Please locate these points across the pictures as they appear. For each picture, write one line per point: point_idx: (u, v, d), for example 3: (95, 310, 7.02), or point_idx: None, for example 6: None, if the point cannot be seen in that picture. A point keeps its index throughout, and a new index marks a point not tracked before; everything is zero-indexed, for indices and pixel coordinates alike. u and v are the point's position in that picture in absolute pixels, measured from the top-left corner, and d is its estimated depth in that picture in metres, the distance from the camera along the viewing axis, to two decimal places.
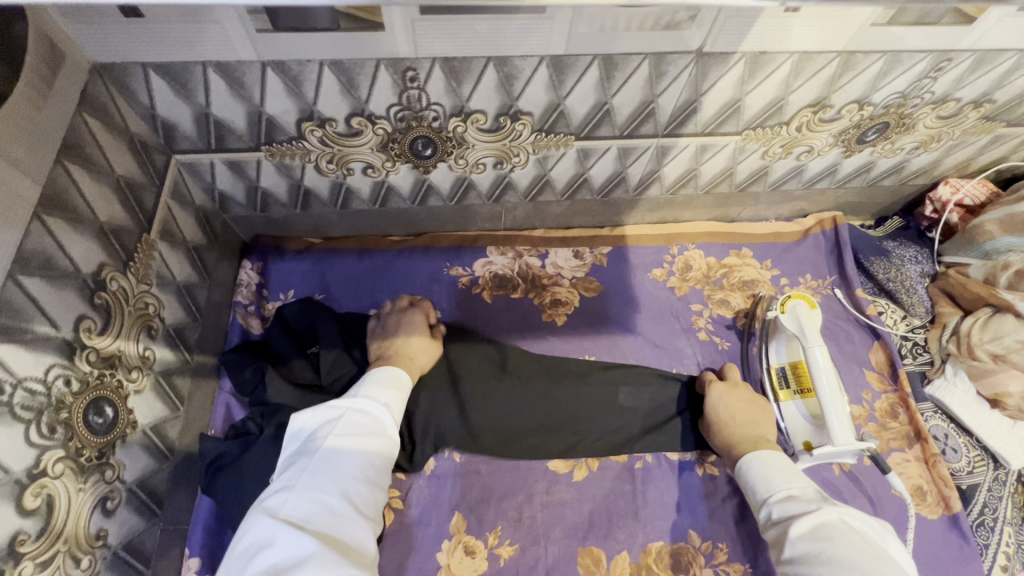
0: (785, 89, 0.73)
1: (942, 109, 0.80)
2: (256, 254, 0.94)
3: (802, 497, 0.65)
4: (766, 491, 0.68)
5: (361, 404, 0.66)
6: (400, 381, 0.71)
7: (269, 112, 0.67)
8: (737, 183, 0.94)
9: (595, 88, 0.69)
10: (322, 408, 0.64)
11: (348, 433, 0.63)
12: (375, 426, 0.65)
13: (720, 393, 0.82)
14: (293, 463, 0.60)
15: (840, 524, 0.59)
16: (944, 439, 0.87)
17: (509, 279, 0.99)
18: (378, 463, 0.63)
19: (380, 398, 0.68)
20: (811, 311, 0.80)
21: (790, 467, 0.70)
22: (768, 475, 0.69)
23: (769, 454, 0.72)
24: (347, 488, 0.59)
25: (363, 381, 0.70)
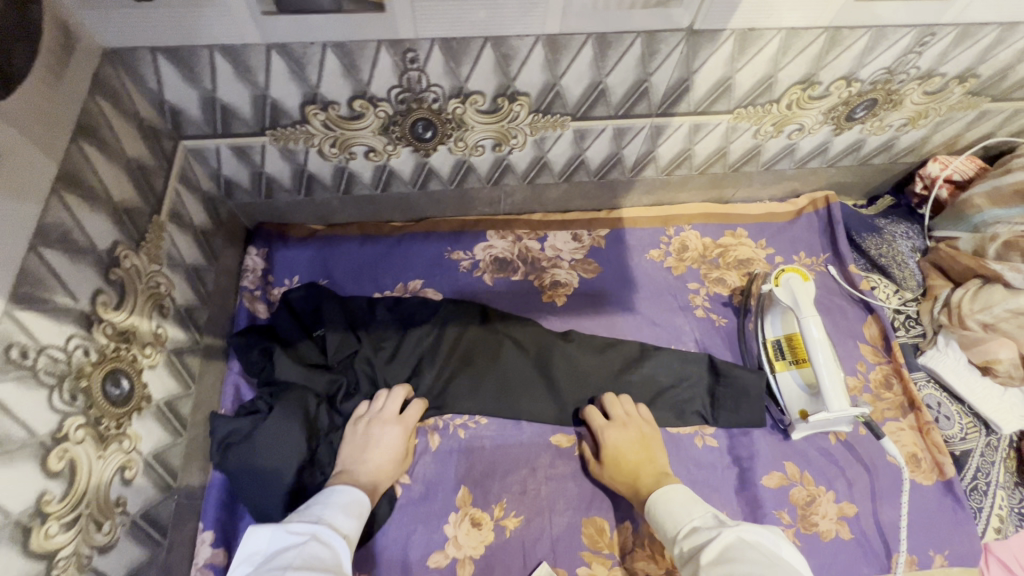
0: (774, 66, 0.75)
1: (928, 84, 0.82)
2: (261, 241, 0.96)
3: (704, 527, 0.65)
4: (675, 527, 0.67)
5: (323, 533, 0.62)
6: (361, 508, 0.70)
7: (274, 95, 0.69)
8: (730, 163, 0.96)
9: (589, 68, 0.71)
10: (284, 532, 0.61)
11: (305, 559, 0.57)
12: (334, 560, 0.60)
13: (613, 436, 0.80)
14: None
15: (737, 543, 0.58)
16: (937, 407, 0.89)
17: (509, 262, 1.01)
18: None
19: (341, 532, 0.66)
20: (804, 284, 0.82)
21: (690, 504, 0.70)
22: (674, 509, 0.69)
23: (673, 489, 0.73)
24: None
25: (327, 505, 0.68)
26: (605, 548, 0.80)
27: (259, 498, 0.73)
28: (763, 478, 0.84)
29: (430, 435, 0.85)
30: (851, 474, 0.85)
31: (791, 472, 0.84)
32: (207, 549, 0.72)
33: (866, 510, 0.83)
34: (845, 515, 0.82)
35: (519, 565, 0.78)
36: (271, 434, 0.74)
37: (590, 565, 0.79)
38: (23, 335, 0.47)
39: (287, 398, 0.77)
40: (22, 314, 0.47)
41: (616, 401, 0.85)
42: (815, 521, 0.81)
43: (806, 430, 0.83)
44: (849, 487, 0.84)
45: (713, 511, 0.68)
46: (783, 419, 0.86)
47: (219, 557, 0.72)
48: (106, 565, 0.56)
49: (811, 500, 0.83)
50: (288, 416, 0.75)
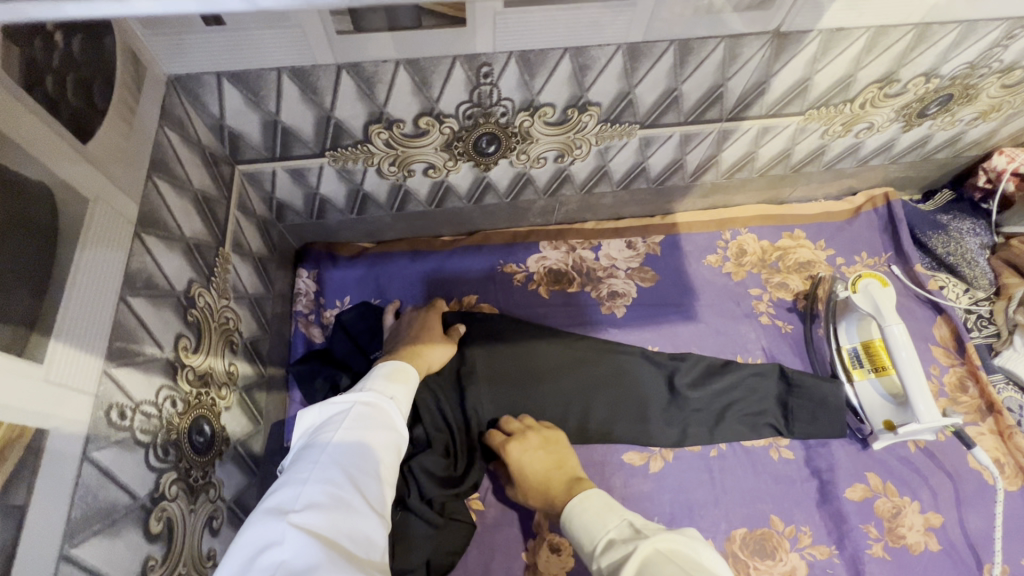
0: (855, 65, 0.72)
1: (1007, 77, 0.79)
2: (311, 262, 0.93)
3: (618, 541, 0.56)
4: (591, 541, 0.59)
5: (370, 395, 0.59)
6: (408, 374, 0.66)
7: (338, 116, 0.66)
8: (792, 164, 0.93)
9: (666, 74, 0.68)
10: (328, 403, 0.57)
11: (356, 424, 0.55)
12: (384, 418, 0.58)
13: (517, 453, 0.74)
14: (298, 462, 0.52)
15: (658, 559, 0.50)
16: (1018, 410, 0.87)
17: (564, 274, 0.98)
18: (388, 457, 0.55)
19: (390, 392, 0.61)
20: (884, 290, 0.80)
21: (592, 518, 0.60)
22: (585, 522, 0.61)
23: (584, 498, 0.63)
24: (353, 476, 0.50)
25: (371, 378, 0.63)
26: None
27: None
28: (846, 490, 0.82)
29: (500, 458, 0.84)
30: (935, 483, 0.82)
31: (874, 484, 0.82)
32: None
33: (953, 520, 0.80)
34: (932, 526, 0.80)
35: None
36: None
37: None
38: (119, 394, 0.44)
39: None
40: (117, 371, 0.44)
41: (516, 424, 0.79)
42: (902, 533, 0.79)
43: (888, 442, 0.80)
44: (934, 497, 0.81)
45: (629, 515, 0.59)
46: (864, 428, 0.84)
47: None
48: None
49: (897, 511, 0.80)
50: None
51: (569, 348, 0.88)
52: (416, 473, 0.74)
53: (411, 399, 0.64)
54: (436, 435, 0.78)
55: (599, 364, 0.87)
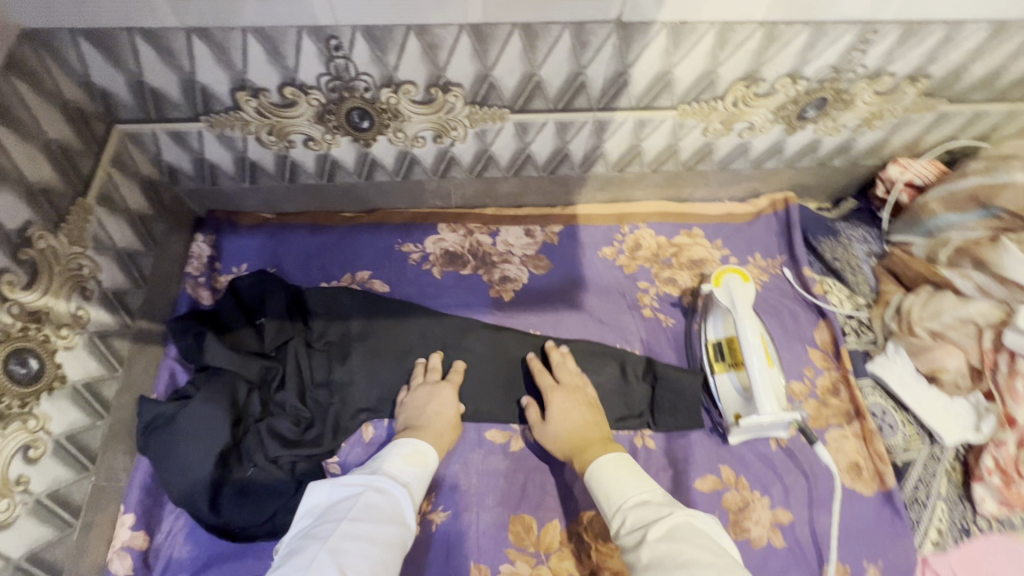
0: (713, 61, 0.73)
1: (878, 84, 0.80)
2: (209, 228, 0.96)
3: (653, 503, 0.65)
4: (620, 496, 0.67)
5: (381, 483, 0.69)
6: (425, 457, 0.74)
7: (201, 80, 0.69)
8: (683, 161, 0.95)
9: (520, 59, 0.70)
10: (341, 486, 0.68)
11: (361, 512, 0.65)
12: (390, 511, 0.67)
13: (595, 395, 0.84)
14: (305, 537, 0.63)
15: (687, 526, 0.59)
16: (882, 416, 0.87)
17: (459, 256, 1.01)
18: (385, 550, 0.63)
19: (401, 478, 0.71)
20: (744, 285, 0.82)
21: (625, 478, 0.69)
22: (608, 487, 0.69)
23: (612, 462, 0.71)
24: (345, 562, 0.59)
25: (386, 458, 0.73)
26: (530, 546, 0.79)
27: (180, 484, 0.73)
28: (697, 481, 0.82)
29: (364, 426, 0.86)
30: (789, 481, 0.83)
31: (727, 477, 0.83)
32: (127, 532, 0.73)
33: (802, 518, 0.81)
34: (779, 522, 0.80)
35: (441, 561, 0.78)
36: (198, 419, 0.74)
37: (514, 562, 0.77)
38: None
39: (213, 385, 0.77)
40: None
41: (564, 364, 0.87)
42: (746, 527, 0.80)
43: (743, 434, 0.82)
44: (786, 494, 0.82)
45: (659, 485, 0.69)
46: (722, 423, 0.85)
47: (139, 540, 0.73)
48: (1, 543, 0.57)
49: (745, 505, 0.81)
50: (214, 399, 0.76)
51: (433, 331, 0.92)
52: (264, 438, 0.78)
53: (422, 484, 0.73)
54: (294, 406, 0.82)
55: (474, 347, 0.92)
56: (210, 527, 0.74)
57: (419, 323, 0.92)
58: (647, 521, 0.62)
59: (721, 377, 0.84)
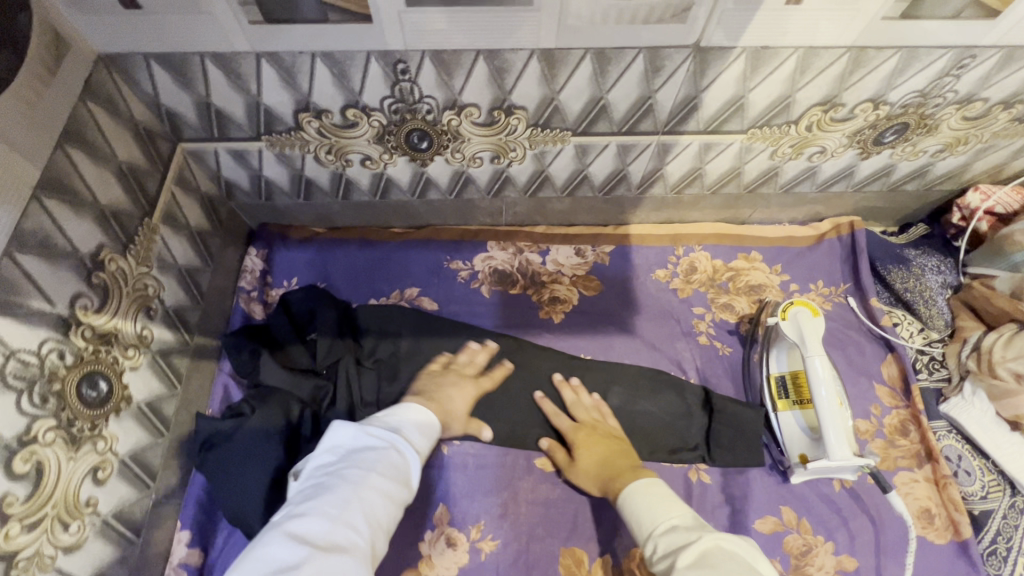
0: (791, 86, 0.70)
1: (967, 109, 0.75)
2: (261, 242, 0.97)
3: (682, 528, 0.61)
4: (651, 522, 0.63)
5: (401, 442, 0.67)
6: (436, 426, 0.74)
7: (266, 102, 0.69)
8: (745, 183, 0.91)
9: (589, 83, 0.68)
10: (367, 433, 0.66)
11: (385, 467, 0.63)
12: (406, 470, 0.65)
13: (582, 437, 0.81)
14: (329, 476, 0.61)
15: (716, 552, 0.54)
16: (957, 460, 0.82)
17: (508, 275, 0.99)
18: (395, 504, 0.62)
19: (416, 440, 0.70)
20: (813, 319, 0.77)
21: (653, 500, 0.66)
22: (641, 511, 0.65)
23: (647, 484, 0.68)
24: (367, 513, 0.58)
25: (405, 419, 0.71)
26: None
27: (235, 503, 0.73)
28: (756, 521, 0.79)
29: None
30: (855, 526, 0.79)
31: (788, 518, 0.79)
32: (184, 549, 0.74)
33: (869, 566, 0.77)
34: (844, 570, 0.76)
35: None
36: (252, 440, 0.75)
37: None
38: None
39: (267, 405, 0.78)
40: None
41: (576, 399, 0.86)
42: (809, 573, 0.76)
43: (806, 476, 0.78)
44: (852, 540, 0.78)
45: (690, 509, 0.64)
46: (782, 461, 0.81)
47: (195, 557, 0.73)
48: (71, 563, 0.58)
49: (807, 550, 0.77)
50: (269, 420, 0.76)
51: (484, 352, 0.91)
52: None
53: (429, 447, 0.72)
54: None
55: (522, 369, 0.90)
56: None
57: (468, 344, 0.91)
58: (677, 547, 0.57)
59: (783, 413, 0.81)
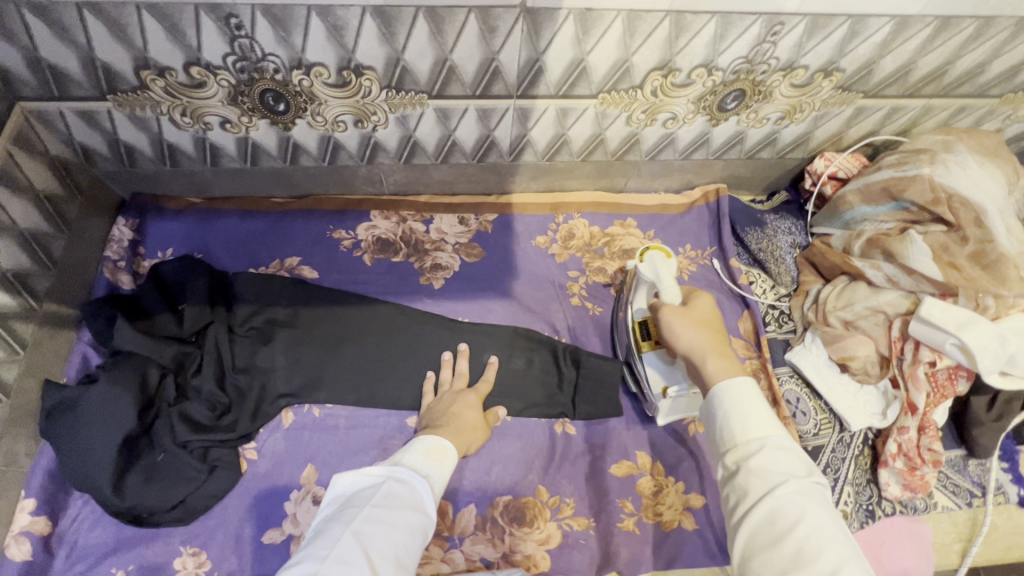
0: (625, 50, 0.74)
1: (793, 76, 0.81)
2: (132, 212, 0.94)
3: (794, 449, 0.54)
4: (751, 430, 0.56)
5: (402, 472, 0.64)
6: (444, 452, 0.71)
7: (102, 58, 0.68)
8: (611, 150, 0.95)
9: (430, 43, 0.70)
10: (364, 474, 0.63)
11: (385, 500, 0.60)
12: (412, 500, 0.62)
13: (704, 301, 0.70)
14: (328, 522, 0.58)
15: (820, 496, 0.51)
16: (796, 403, 0.89)
17: (391, 243, 1.00)
18: (410, 538, 0.59)
19: (419, 471, 0.66)
20: (667, 262, 0.76)
21: (761, 403, 0.57)
22: (747, 408, 0.57)
23: (753, 388, 0.58)
24: (369, 545, 0.55)
25: (407, 451, 0.69)
26: (444, 531, 0.79)
27: (82, 468, 0.72)
28: (612, 466, 0.84)
29: (283, 413, 0.85)
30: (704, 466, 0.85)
31: (642, 462, 0.85)
32: (26, 517, 0.72)
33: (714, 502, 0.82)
34: (691, 506, 0.82)
35: None
36: (102, 404, 0.73)
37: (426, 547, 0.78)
38: None
39: (122, 367, 0.76)
40: None
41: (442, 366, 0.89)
42: (660, 511, 0.82)
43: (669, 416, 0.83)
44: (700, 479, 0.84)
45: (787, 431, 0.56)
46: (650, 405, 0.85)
47: (39, 525, 0.72)
48: None
49: (658, 490, 0.83)
50: (122, 384, 0.74)
51: (361, 319, 0.92)
52: (174, 422, 0.77)
53: (444, 475, 0.69)
54: (211, 391, 0.81)
55: (396, 335, 0.91)
56: (117, 512, 0.73)
57: (346, 312, 0.92)
58: (782, 472, 0.52)
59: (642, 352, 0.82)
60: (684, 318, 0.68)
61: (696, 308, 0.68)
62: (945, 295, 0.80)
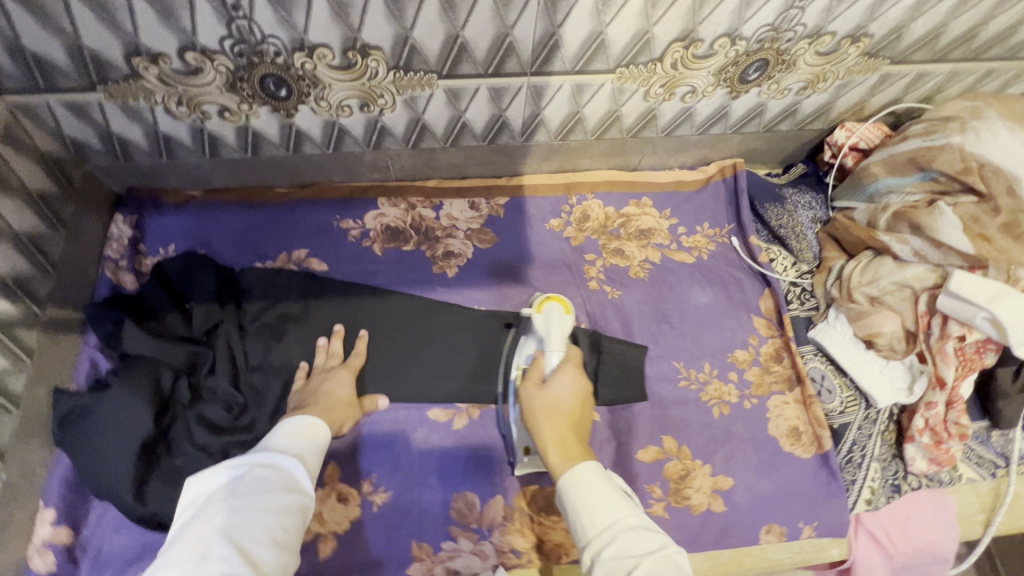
0: (646, 20, 0.70)
1: (819, 44, 0.78)
2: (130, 208, 0.90)
3: (644, 527, 0.54)
4: (593, 523, 0.55)
5: (270, 458, 0.62)
6: (317, 431, 0.69)
7: (90, 46, 0.63)
8: (626, 128, 0.91)
9: (440, 19, 0.66)
10: (221, 467, 0.60)
11: (250, 487, 0.58)
12: (283, 483, 0.61)
13: (563, 386, 0.70)
14: (188, 523, 0.56)
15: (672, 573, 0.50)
16: (821, 380, 0.88)
17: (401, 231, 0.97)
18: (285, 519, 0.58)
19: (288, 451, 0.65)
20: (564, 317, 0.79)
21: (604, 488, 0.57)
22: (591, 498, 0.57)
23: (591, 472, 0.59)
24: (238, 538, 0.54)
25: (273, 434, 0.67)
26: (472, 522, 0.79)
27: (101, 476, 0.70)
28: (638, 452, 0.83)
29: None
30: (730, 447, 0.84)
31: (669, 446, 0.83)
32: (48, 528, 0.70)
33: (742, 483, 0.82)
34: (719, 488, 0.82)
35: (383, 541, 0.77)
36: (116, 410, 0.71)
37: (456, 539, 0.78)
38: None
39: (135, 371, 0.74)
40: None
41: (460, 356, 0.88)
42: (687, 494, 0.81)
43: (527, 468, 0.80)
44: (727, 461, 0.83)
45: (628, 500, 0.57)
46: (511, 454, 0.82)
47: (61, 536, 0.70)
48: None
49: (686, 473, 0.82)
50: (134, 388, 0.72)
51: (375, 312, 0.90)
52: (192, 424, 0.75)
53: (319, 453, 0.68)
54: (226, 392, 0.79)
55: (411, 327, 0.89)
56: (140, 519, 0.71)
57: (360, 305, 0.90)
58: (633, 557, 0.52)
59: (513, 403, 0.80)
60: (541, 397, 0.70)
61: (555, 387, 0.70)
62: (975, 267, 0.78)
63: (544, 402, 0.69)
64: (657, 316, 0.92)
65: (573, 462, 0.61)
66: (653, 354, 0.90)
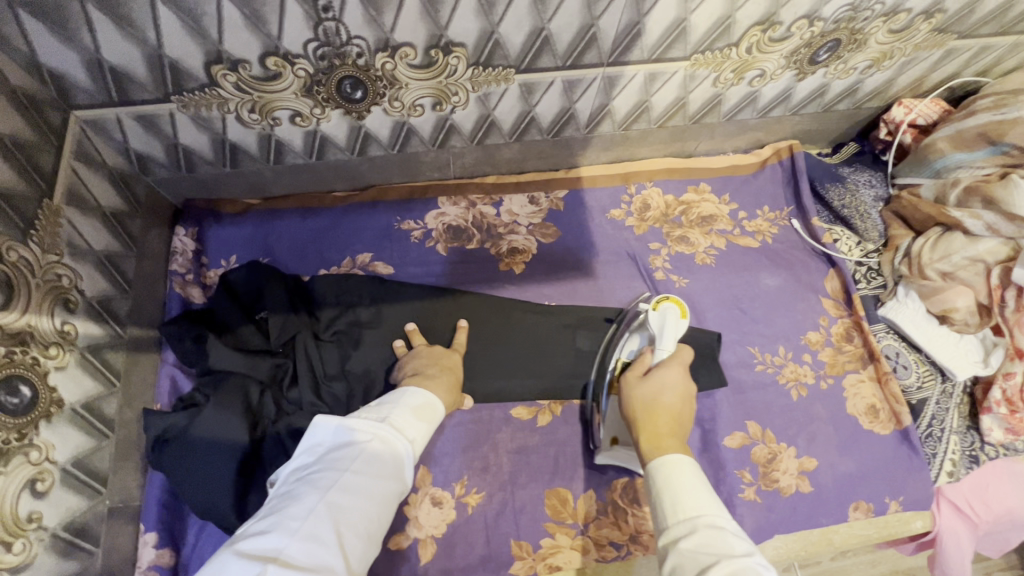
0: (731, 5, 0.69)
1: (893, 21, 0.77)
2: (189, 220, 0.88)
3: (729, 530, 0.49)
4: (679, 510, 0.52)
5: (389, 434, 0.59)
6: (434, 412, 0.67)
7: (171, 55, 0.61)
8: (690, 114, 0.91)
9: (529, 13, 0.64)
10: (347, 428, 0.58)
11: (366, 464, 0.56)
12: (395, 466, 0.58)
13: (670, 375, 0.70)
14: (302, 484, 0.54)
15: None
16: (895, 357, 0.90)
17: (463, 230, 0.95)
18: (382, 510, 0.56)
19: (407, 431, 0.61)
20: (678, 321, 0.80)
21: (699, 485, 0.54)
22: (678, 487, 0.54)
23: (690, 466, 0.56)
24: (340, 522, 0.51)
25: (397, 404, 0.64)
26: (568, 518, 0.79)
27: (201, 495, 0.69)
28: (725, 438, 0.83)
29: None
30: (813, 428, 0.85)
31: (753, 431, 0.84)
32: (151, 551, 0.69)
33: (827, 462, 0.83)
34: (805, 469, 0.82)
35: (482, 542, 0.77)
36: (211, 428, 0.70)
37: (554, 536, 0.78)
38: None
39: (226, 389, 0.73)
40: None
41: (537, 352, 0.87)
42: (776, 477, 0.82)
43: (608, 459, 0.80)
44: (811, 441, 0.84)
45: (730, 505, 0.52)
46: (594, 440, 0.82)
47: (166, 557, 0.69)
48: None
49: (772, 457, 0.83)
50: (227, 405, 0.71)
51: (450, 313, 0.88)
52: (284, 439, 0.73)
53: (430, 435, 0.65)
54: (311, 403, 0.77)
55: (486, 327, 0.88)
56: None
57: (432, 306, 0.88)
58: (713, 551, 0.46)
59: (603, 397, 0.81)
60: (642, 386, 0.69)
61: (659, 378, 0.70)
62: None
63: (651, 391, 0.68)
64: (729, 301, 0.92)
65: (678, 452, 0.59)
66: (729, 340, 0.90)
